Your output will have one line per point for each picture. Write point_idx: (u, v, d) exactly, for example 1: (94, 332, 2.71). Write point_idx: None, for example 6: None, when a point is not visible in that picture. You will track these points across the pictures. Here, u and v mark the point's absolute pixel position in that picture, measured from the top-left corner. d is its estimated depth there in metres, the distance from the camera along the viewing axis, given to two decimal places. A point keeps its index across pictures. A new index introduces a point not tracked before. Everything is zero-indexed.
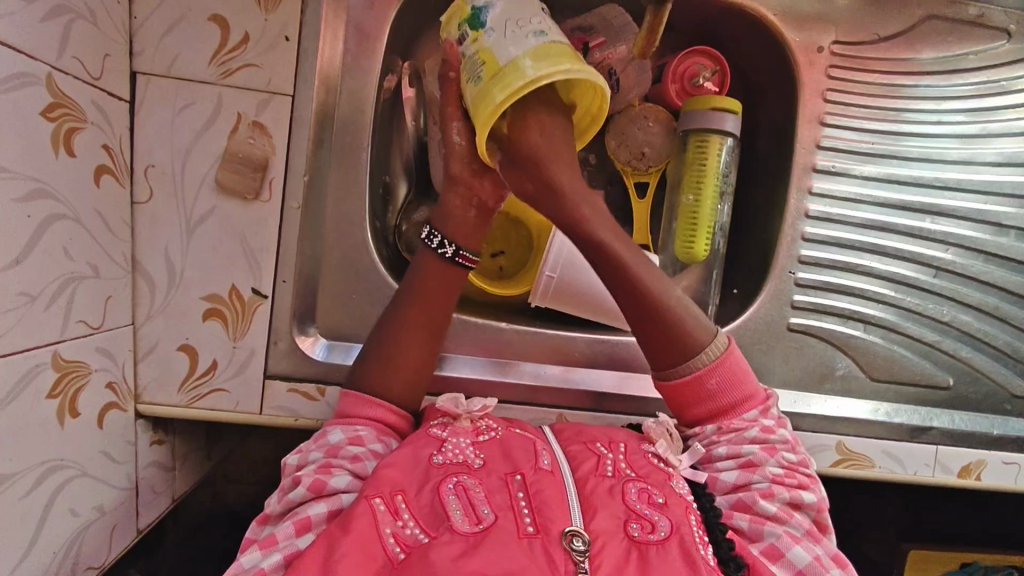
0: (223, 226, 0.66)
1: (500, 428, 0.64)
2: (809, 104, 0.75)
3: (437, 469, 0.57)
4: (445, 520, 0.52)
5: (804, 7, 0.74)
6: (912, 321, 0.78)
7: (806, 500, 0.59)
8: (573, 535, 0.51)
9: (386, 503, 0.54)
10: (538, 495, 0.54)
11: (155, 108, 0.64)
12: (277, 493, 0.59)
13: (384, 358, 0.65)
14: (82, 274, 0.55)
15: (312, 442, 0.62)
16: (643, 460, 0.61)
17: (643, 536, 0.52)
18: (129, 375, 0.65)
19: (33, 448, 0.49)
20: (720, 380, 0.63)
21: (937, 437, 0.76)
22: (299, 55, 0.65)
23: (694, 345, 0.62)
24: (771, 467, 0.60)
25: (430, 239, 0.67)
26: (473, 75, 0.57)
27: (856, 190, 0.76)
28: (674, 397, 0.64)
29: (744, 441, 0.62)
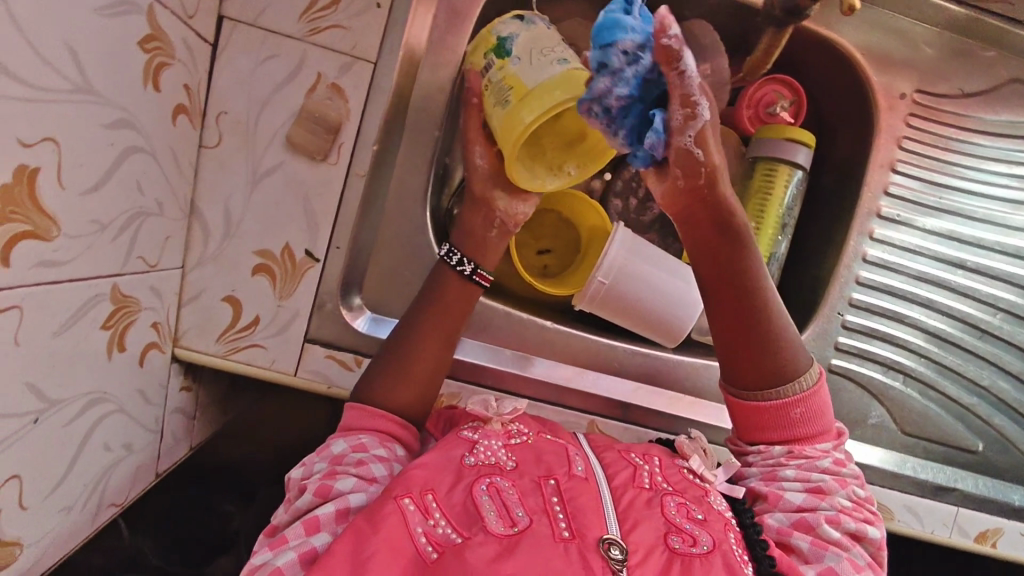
0: (287, 183, 0.65)
1: (530, 433, 0.65)
2: (882, 149, 0.74)
3: (469, 469, 0.58)
4: (478, 520, 0.53)
5: (892, 51, 0.73)
6: (950, 381, 0.77)
7: (870, 534, 0.59)
8: (610, 543, 0.52)
9: (416, 501, 0.54)
10: (573, 501, 0.55)
11: (236, 54, 0.63)
12: (283, 506, 0.58)
13: (392, 371, 0.65)
14: (149, 210, 0.55)
15: (315, 455, 0.62)
16: (677, 474, 0.63)
17: (685, 548, 0.53)
18: (172, 318, 0.64)
19: (82, 377, 0.49)
20: (805, 410, 0.62)
21: (959, 499, 0.75)
22: (387, 24, 0.65)
23: (786, 368, 0.61)
24: (841, 497, 0.60)
25: (450, 257, 0.68)
26: (500, 102, 0.59)
27: (916, 242, 0.76)
28: (751, 416, 0.63)
29: (814, 468, 0.61)
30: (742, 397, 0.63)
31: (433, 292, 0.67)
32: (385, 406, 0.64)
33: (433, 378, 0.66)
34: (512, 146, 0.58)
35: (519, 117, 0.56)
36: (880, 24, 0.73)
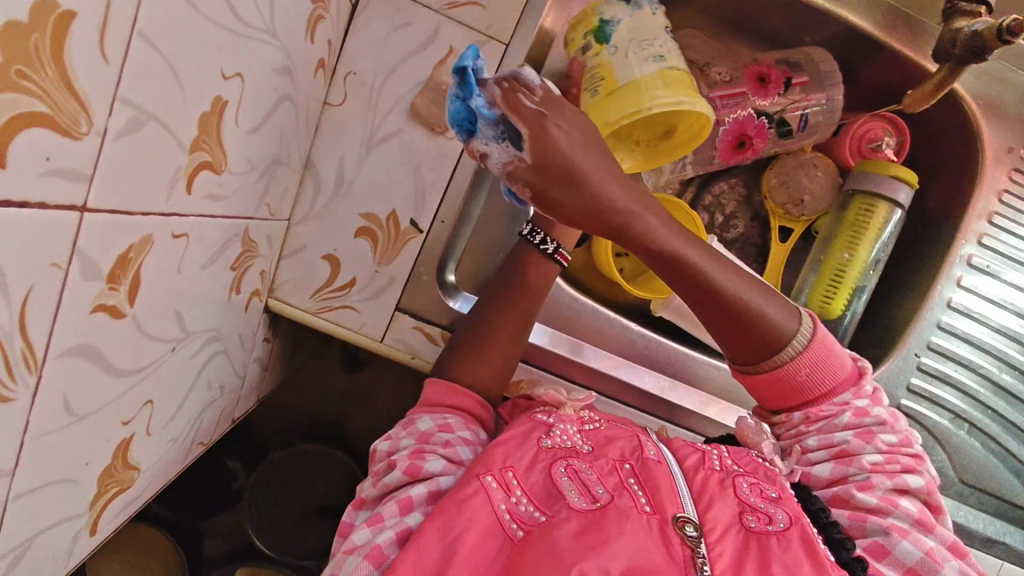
0: (402, 151, 0.66)
1: (602, 421, 0.64)
2: (981, 200, 0.75)
3: (546, 452, 0.58)
4: (560, 499, 0.53)
5: (1006, 105, 0.74)
6: (1013, 436, 0.78)
7: (910, 486, 0.57)
8: (684, 522, 0.52)
9: (497, 480, 0.54)
10: (649, 481, 0.55)
11: (374, 18, 0.64)
12: (373, 478, 0.59)
13: (467, 351, 0.66)
14: (282, 158, 0.55)
15: (401, 428, 0.63)
16: (748, 458, 0.60)
17: (761, 527, 0.52)
18: (272, 268, 0.64)
19: (210, 314, 0.49)
20: (809, 371, 0.61)
21: (1005, 553, 0.76)
22: (525, 9, 0.65)
23: (780, 336, 0.60)
24: (869, 455, 0.58)
25: (534, 236, 0.69)
26: (590, 86, 0.60)
27: (1000, 294, 0.77)
28: (762, 389, 0.63)
29: (835, 427, 0.60)
30: (750, 374, 0.62)
31: (517, 276, 0.68)
32: (462, 384, 0.65)
33: (507, 362, 0.67)
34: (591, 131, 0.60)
35: (605, 107, 0.58)
36: (997, 76, 0.73)
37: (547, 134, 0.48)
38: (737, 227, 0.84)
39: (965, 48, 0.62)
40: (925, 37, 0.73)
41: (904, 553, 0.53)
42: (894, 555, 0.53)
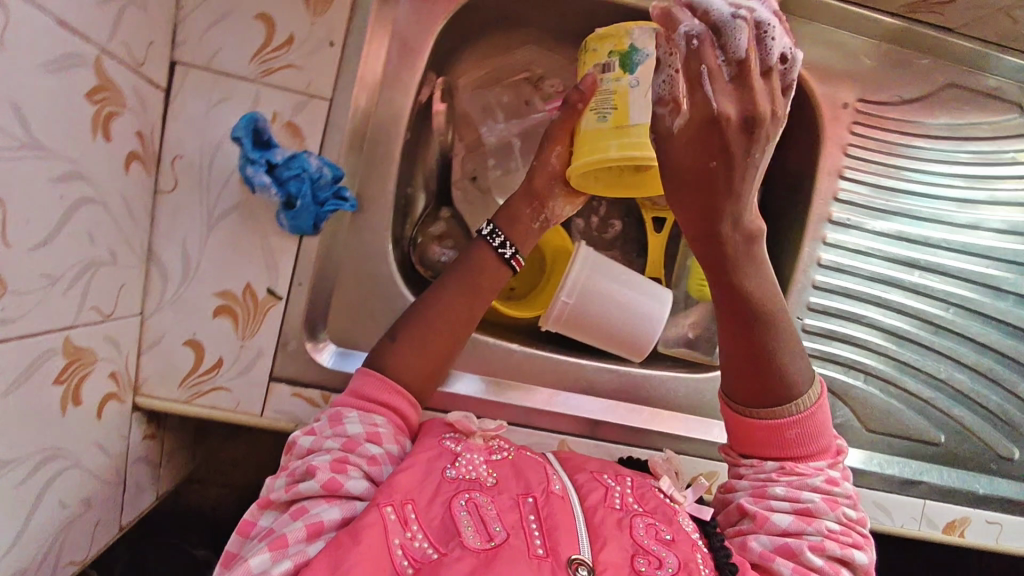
0: (245, 224, 0.65)
1: (511, 449, 0.64)
2: (828, 156, 0.75)
3: (449, 483, 0.57)
4: (456, 535, 0.52)
5: (839, 62, 0.75)
6: (910, 376, 0.79)
7: (857, 560, 0.56)
8: (579, 563, 0.51)
9: (396, 512, 0.52)
10: (549, 519, 0.55)
11: (189, 99, 0.62)
12: (285, 478, 0.57)
13: (409, 342, 0.65)
14: (100, 260, 0.55)
15: (327, 424, 0.60)
16: (649, 494, 0.61)
17: (649, 571, 0.52)
18: (131, 366, 0.64)
19: (41, 434, 0.50)
20: (800, 431, 0.61)
21: (926, 492, 0.78)
22: (341, 62, 0.65)
23: (785, 392, 0.60)
24: (830, 521, 0.57)
25: (493, 238, 0.69)
26: (598, 114, 0.61)
27: (867, 243, 0.77)
28: (737, 431, 0.63)
29: (805, 486, 0.59)
30: (736, 410, 0.62)
31: (467, 271, 0.69)
32: (397, 379, 0.64)
33: (446, 357, 0.67)
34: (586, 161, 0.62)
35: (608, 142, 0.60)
36: (825, 37, 0.74)
37: (674, 153, 0.52)
38: (613, 228, 0.84)
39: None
40: None
41: None
42: None
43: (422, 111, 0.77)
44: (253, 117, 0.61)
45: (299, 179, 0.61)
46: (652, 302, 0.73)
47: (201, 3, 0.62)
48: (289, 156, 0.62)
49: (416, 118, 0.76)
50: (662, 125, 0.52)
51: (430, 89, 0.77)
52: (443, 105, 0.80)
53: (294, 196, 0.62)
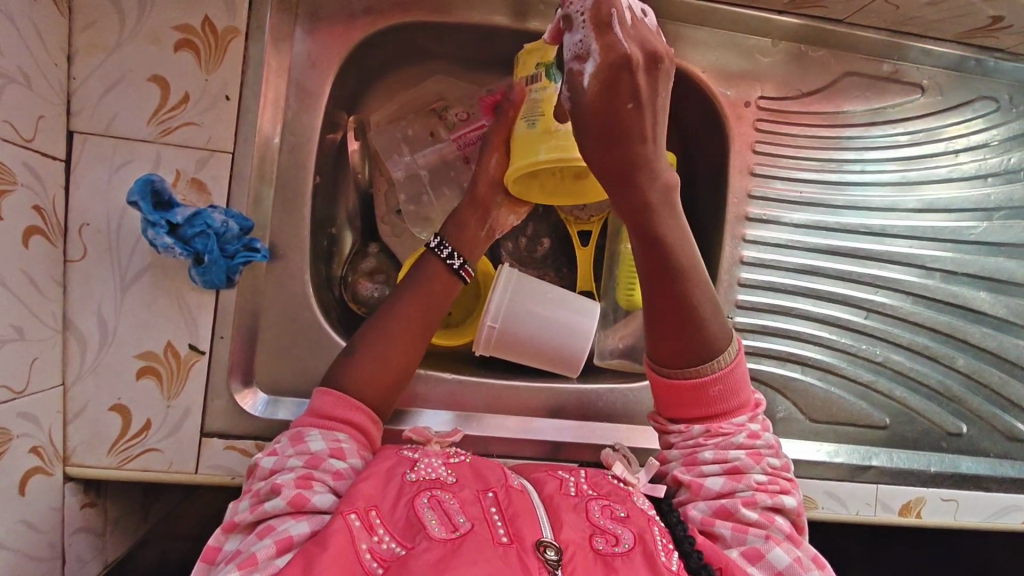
0: (158, 283, 0.65)
1: (468, 454, 0.62)
2: (739, 156, 0.79)
3: (411, 485, 0.54)
4: (421, 530, 0.50)
5: (731, 65, 0.78)
6: (847, 362, 0.80)
7: (787, 505, 0.57)
8: (547, 546, 0.50)
9: (361, 518, 0.50)
10: (510, 508, 0.53)
11: (90, 167, 0.63)
12: (248, 499, 0.54)
13: (367, 357, 0.64)
14: (4, 337, 0.55)
15: (288, 444, 0.58)
16: (604, 481, 0.60)
17: (608, 549, 0.51)
18: (57, 438, 0.63)
19: None
20: (723, 389, 0.60)
21: (878, 476, 0.77)
22: (240, 114, 0.66)
23: (709, 349, 0.60)
24: (757, 474, 0.58)
25: (440, 250, 0.70)
26: (527, 118, 0.62)
27: (787, 236, 0.79)
28: (664, 394, 0.62)
29: (730, 445, 0.59)
30: (662, 374, 0.62)
31: (422, 283, 0.69)
32: (358, 395, 0.63)
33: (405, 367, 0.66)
34: (519, 166, 0.63)
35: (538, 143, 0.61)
36: (716, 41, 0.77)
37: (595, 103, 0.52)
38: (540, 246, 0.85)
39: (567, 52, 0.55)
40: None
41: (776, 558, 0.53)
42: (767, 560, 0.53)
43: (334, 151, 0.78)
44: (150, 179, 0.61)
45: (204, 235, 0.62)
46: (584, 318, 0.74)
47: (94, 72, 0.63)
48: (190, 214, 0.63)
49: (330, 158, 0.77)
50: (577, 82, 0.52)
51: (342, 129, 0.79)
52: (357, 143, 0.82)
53: (201, 253, 0.62)
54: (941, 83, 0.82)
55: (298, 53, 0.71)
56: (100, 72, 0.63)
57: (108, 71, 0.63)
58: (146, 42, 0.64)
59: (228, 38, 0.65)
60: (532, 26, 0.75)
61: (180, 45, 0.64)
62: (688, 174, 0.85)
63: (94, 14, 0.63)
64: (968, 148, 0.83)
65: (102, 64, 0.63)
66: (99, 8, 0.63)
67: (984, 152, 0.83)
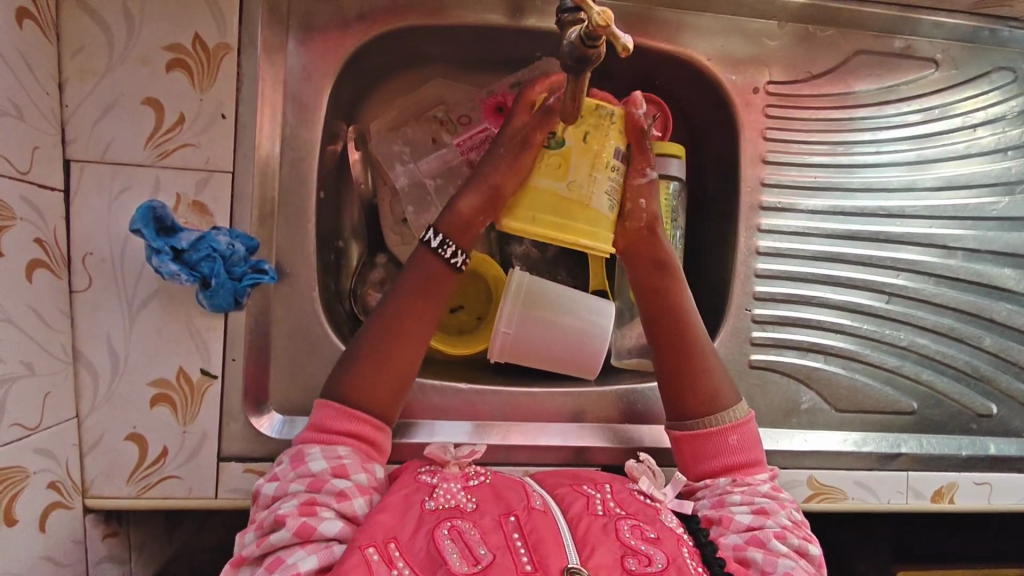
0: (166, 309, 0.64)
1: (488, 473, 0.62)
2: (749, 143, 0.77)
3: (430, 515, 0.54)
4: (442, 564, 0.49)
5: (737, 50, 0.76)
6: (872, 349, 0.78)
7: (813, 552, 0.57)
8: (574, 572, 0.49)
9: (380, 552, 0.50)
10: (533, 534, 0.52)
11: (90, 195, 0.62)
12: (255, 531, 0.54)
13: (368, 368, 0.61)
14: (15, 374, 0.55)
15: (290, 466, 0.57)
16: (630, 497, 0.59)
17: (641, 569, 0.50)
18: (74, 470, 0.63)
19: None
20: (740, 438, 0.64)
21: (908, 463, 0.75)
22: (236, 132, 0.65)
23: (719, 402, 0.65)
24: (783, 517, 0.58)
25: (444, 250, 0.63)
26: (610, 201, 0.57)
27: (803, 223, 0.77)
28: (689, 446, 0.65)
29: (757, 493, 0.60)
30: (681, 428, 0.66)
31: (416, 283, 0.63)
32: (360, 406, 0.60)
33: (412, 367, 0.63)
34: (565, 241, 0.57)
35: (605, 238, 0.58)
36: (720, 28, 0.75)
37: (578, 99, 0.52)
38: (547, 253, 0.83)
39: (569, 56, 0.47)
40: (640, 14, 0.73)
41: None
42: None
43: (335, 163, 0.77)
44: (151, 206, 0.60)
45: (210, 259, 0.61)
46: (601, 318, 0.72)
47: (86, 99, 0.62)
48: (196, 239, 0.62)
49: (332, 169, 0.76)
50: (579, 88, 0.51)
51: (343, 139, 0.78)
52: (357, 153, 0.81)
53: (208, 277, 0.61)
54: (955, 56, 0.80)
55: (292, 67, 0.69)
56: (92, 99, 0.62)
57: (100, 97, 0.62)
58: (138, 64, 0.63)
59: (220, 55, 0.64)
60: (529, 24, 0.73)
61: (172, 65, 0.63)
62: (698, 165, 0.83)
63: (84, 38, 0.62)
64: (985, 122, 0.81)
65: (94, 90, 0.62)
66: (87, 32, 0.62)
67: (1002, 125, 0.81)
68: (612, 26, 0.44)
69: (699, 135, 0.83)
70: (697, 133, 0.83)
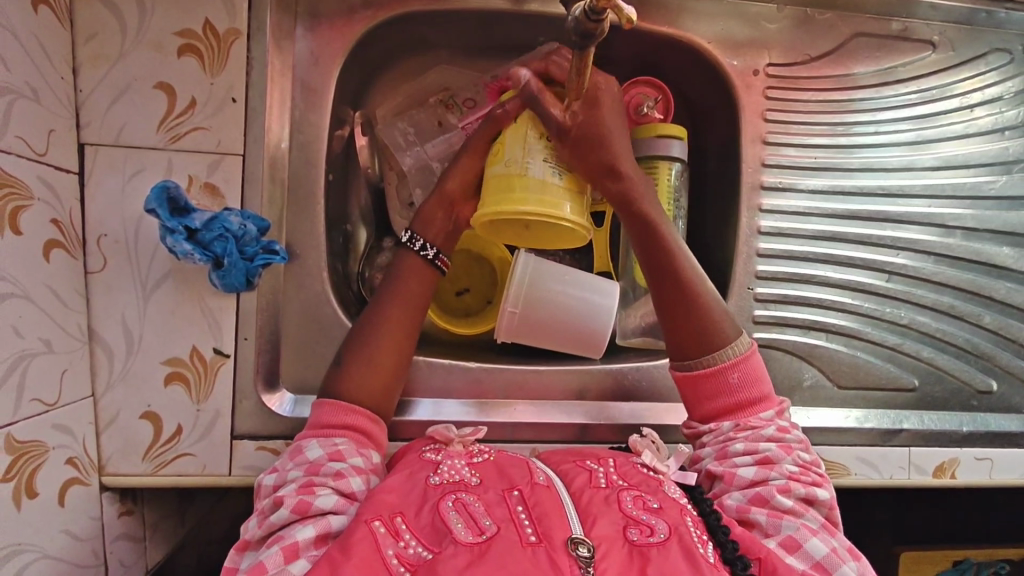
0: (179, 289, 0.65)
1: (493, 452, 0.63)
2: (750, 125, 0.78)
3: (434, 489, 0.55)
4: (447, 534, 0.50)
5: (736, 33, 0.77)
6: (873, 326, 0.79)
7: (821, 497, 0.58)
8: (578, 542, 0.49)
9: (386, 525, 0.51)
10: (537, 506, 0.53)
11: (104, 177, 0.64)
12: (256, 517, 0.54)
13: (361, 364, 0.64)
14: (34, 350, 0.56)
15: (289, 459, 0.59)
16: (633, 470, 0.60)
17: (642, 540, 0.51)
18: (90, 448, 0.64)
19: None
20: (741, 375, 0.64)
21: (909, 439, 0.77)
22: (247, 115, 0.66)
23: (721, 338, 0.65)
24: (788, 465, 0.60)
25: (412, 242, 0.67)
26: (551, 168, 0.57)
27: (804, 203, 0.79)
28: (693, 387, 0.65)
29: (760, 437, 0.61)
30: (685, 368, 0.66)
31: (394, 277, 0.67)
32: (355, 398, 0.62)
33: (401, 364, 0.66)
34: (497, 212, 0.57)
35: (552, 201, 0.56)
36: (720, 11, 0.76)
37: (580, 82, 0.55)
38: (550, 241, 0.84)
39: (574, 33, 0.49)
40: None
41: (814, 548, 0.53)
42: (805, 550, 0.53)
43: (343, 147, 0.78)
44: (165, 186, 0.61)
45: (223, 238, 0.63)
46: (600, 297, 0.73)
47: (99, 84, 0.63)
48: (209, 218, 0.63)
49: (339, 153, 0.77)
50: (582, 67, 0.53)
51: (350, 124, 0.79)
52: (366, 138, 0.82)
53: (220, 256, 0.63)
54: (953, 38, 0.81)
55: (300, 52, 0.71)
56: (106, 84, 0.63)
57: (114, 82, 0.63)
58: (149, 49, 0.64)
59: (230, 40, 0.65)
60: (532, 9, 0.74)
61: (183, 50, 0.64)
62: (700, 148, 0.84)
63: (96, 25, 0.63)
64: (983, 102, 0.82)
65: (107, 75, 0.63)
66: (100, 19, 0.63)
67: (1000, 105, 0.82)
68: (615, 1, 0.45)
69: (699, 118, 0.84)
70: (698, 116, 0.84)
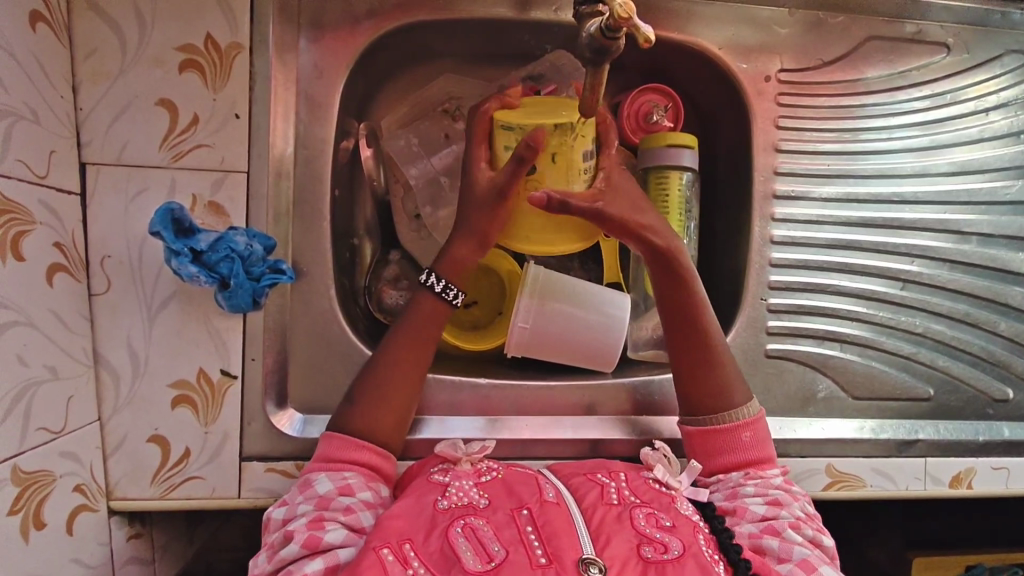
0: (185, 310, 0.64)
1: (500, 468, 0.62)
2: (762, 132, 0.77)
3: (443, 514, 0.54)
4: (456, 561, 0.49)
5: (747, 39, 0.75)
6: (887, 336, 0.78)
7: (826, 543, 0.58)
8: (589, 562, 0.49)
9: (394, 552, 0.50)
10: (547, 526, 0.52)
11: (107, 197, 0.62)
12: (265, 552, 0.54)
13: (375, 403, 0.62)
14: (39, 378, 0.55)
15: (297, 492, 0.58)
16: (643, 485, 0.59)
17: (657, 557, 0.50)
18: (98, 473, 0.63)
19: (10, 566, 0.51)
20: (752, 436, 0.64)
21: (925, 449, 0.76)
22: (250, 131, 0.65)
23: (732, 398, 0.65)
24: (796, 508, 0.59)
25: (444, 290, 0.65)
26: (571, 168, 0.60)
27: (816, 211, 0.77)
28: (700, 442, 0.65)
29: (770, 485, 0.61)
30: (694, 423, 0.66)
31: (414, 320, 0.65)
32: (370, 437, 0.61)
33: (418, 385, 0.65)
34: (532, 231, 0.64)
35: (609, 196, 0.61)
36: (730, 16, 0.75)
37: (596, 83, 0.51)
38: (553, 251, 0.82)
39: (588, 49, 0.48)
40: (651, 4, 0.73)
41: None
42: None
43: (348, 159, 0.77)
44: (170, 208, 0.61)
45: (229, 259, 0.61)
46: (616, 322, 0.72)
47: (99, 101, 0.62)
48: (213, 240, 0.62)
49: (343, 166, 0.76)
50: (596, 83, 0.51)
51: (354, 136, 0.78)
52: (369, 150, 0.80)
53: (227, 277, 0.62)
54: (967, 39, 0.79)
55: (304, 64, 0.69)
56: (106, 101, 0.62)
57: (112, 100, 0.62)
58: (151, 66, 0.62)
59: (231, 55, 0.64)
60: (538, 16, 0.73)
61: (184, 65, 0.63)
62: (710, 156, 0.83)
63: (96, 40, 0.61)
64: (998, 106, 0.80)
65: (106, 93, 0.62)
66: (99, 33, 0.61)
67: (1014, 109, 0.81)
68: (634, 18, 0.44)
69: (709, 125, 0.82)
70: (708, 122, 0.83)
